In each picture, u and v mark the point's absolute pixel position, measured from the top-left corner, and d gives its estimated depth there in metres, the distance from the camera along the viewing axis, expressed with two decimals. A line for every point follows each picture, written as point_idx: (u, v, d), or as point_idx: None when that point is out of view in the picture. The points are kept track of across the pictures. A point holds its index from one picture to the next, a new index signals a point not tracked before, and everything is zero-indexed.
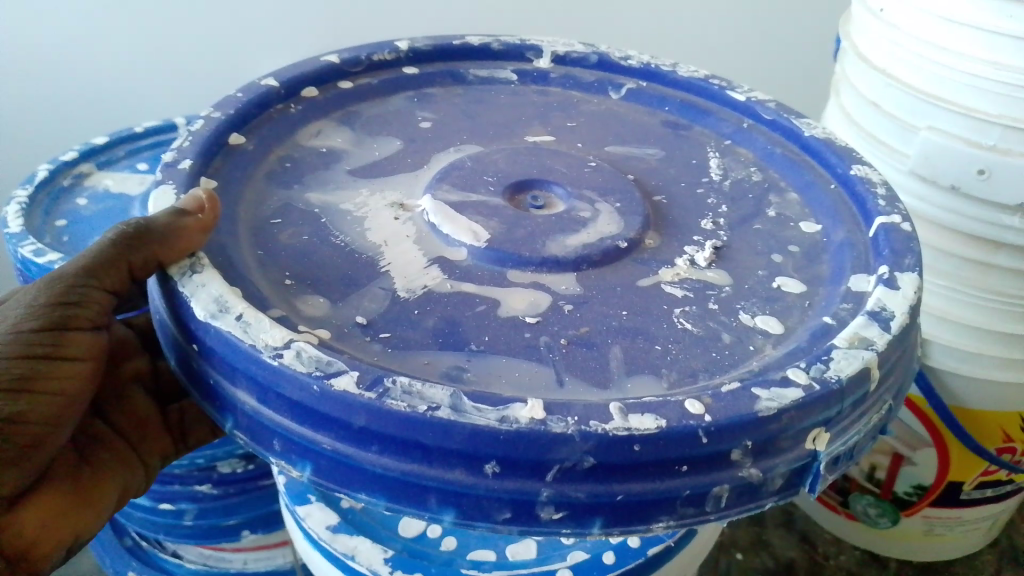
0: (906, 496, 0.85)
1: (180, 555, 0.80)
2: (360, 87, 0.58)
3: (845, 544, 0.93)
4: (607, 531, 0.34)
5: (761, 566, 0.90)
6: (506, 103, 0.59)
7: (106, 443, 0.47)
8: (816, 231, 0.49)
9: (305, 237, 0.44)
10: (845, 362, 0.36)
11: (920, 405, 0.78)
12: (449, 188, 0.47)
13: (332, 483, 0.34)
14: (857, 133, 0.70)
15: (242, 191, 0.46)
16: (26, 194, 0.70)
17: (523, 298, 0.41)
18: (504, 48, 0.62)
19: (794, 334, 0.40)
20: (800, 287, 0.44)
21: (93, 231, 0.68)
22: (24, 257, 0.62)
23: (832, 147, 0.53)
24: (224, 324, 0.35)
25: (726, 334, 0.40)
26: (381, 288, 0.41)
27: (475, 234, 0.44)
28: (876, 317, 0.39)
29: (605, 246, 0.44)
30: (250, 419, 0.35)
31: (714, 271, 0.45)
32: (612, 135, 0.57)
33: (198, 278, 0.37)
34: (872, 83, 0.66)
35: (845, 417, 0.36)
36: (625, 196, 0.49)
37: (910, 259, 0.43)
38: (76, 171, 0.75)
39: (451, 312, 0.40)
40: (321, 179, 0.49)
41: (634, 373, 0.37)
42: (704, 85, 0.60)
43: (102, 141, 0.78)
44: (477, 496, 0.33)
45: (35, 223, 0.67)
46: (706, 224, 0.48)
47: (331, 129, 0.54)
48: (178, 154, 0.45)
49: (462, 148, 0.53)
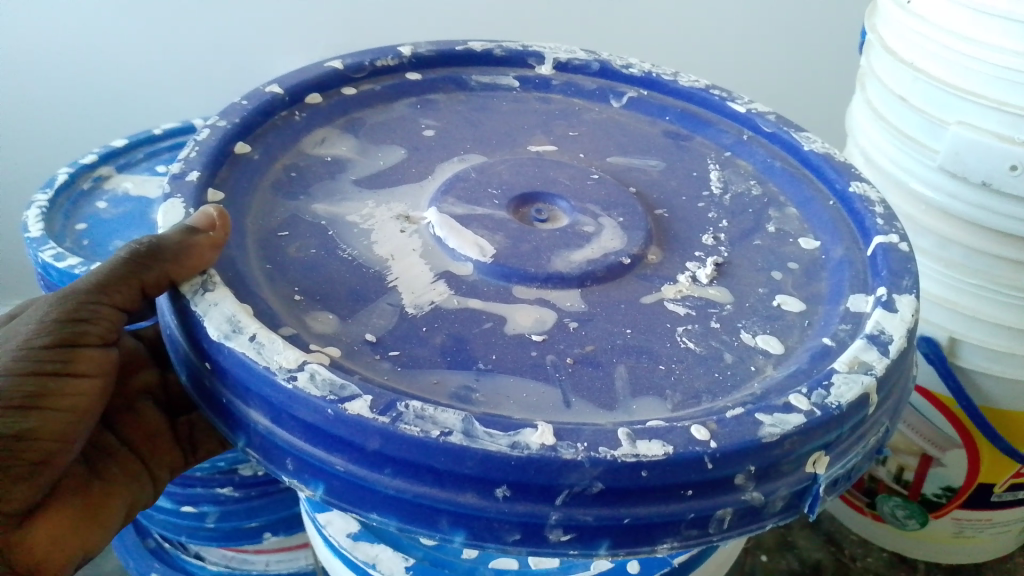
0: (935, 497, 0.83)
1: (203, 556, 0.80)
2: (364, 94, 0.57)
3: (872, 545, 0.91)
4: (613, 553, 0.33)
5: (786, 568, 0.88)
6: (508, 111, 0.58)
7: (117, 457, 0.47)
8: (815, 248, 0.47)
9: (312, 251, 0.43)
10: (845, 388, 0.35)
11: (950, 406, 0.76)
12: (454, 201, 0.47)
13: (344, 503, 0.34)
14: (883, 127, 0.68)
15: (248, 203, 0.45)
16: (46, 197, 0.70)
17: (529, 315, 0.40)
18: (507, 54, 0.61)
19: (795, 355, 0.39)
20: (800, 305, 0.43)
21: (113, 234, 0.68)
22: (45, 261, 0.62)
23: (831, 163, 0.52)
24: (237, 344, 0.34)
25: (728, 354, 0.39)
26: (388, 304, 0.40)
27: (480, 248, 0.43)
28: (874, 340, 0.37)
29: (609, 262, 0.43)
30: (263, 438, 0.35)
31: (715, 288, 0.43)
32: (615, 145, 0.56)
33: (210, 297, 0.37)
34: (900, 76, 0.64)
35: (845, 440, 0.35)
36: (627, 210, 0.48)
37: (908, 281, 0.42)
38: (96, 174, 0.75)
39: (458, 328, 0.39)
40: (326, 190, 0.48)
41: (639, 393, 0.36)
42: (705, 95, 0.59)
43: (121, 143, 0.78)
44: (487, 518, 0.32)
45: (56, 226, 0.67)
46: (707, 240, 0.47)
47: (336, 137, 0.53)
48: (185, 166, 0.44)
49: (465, 157, 0.52)
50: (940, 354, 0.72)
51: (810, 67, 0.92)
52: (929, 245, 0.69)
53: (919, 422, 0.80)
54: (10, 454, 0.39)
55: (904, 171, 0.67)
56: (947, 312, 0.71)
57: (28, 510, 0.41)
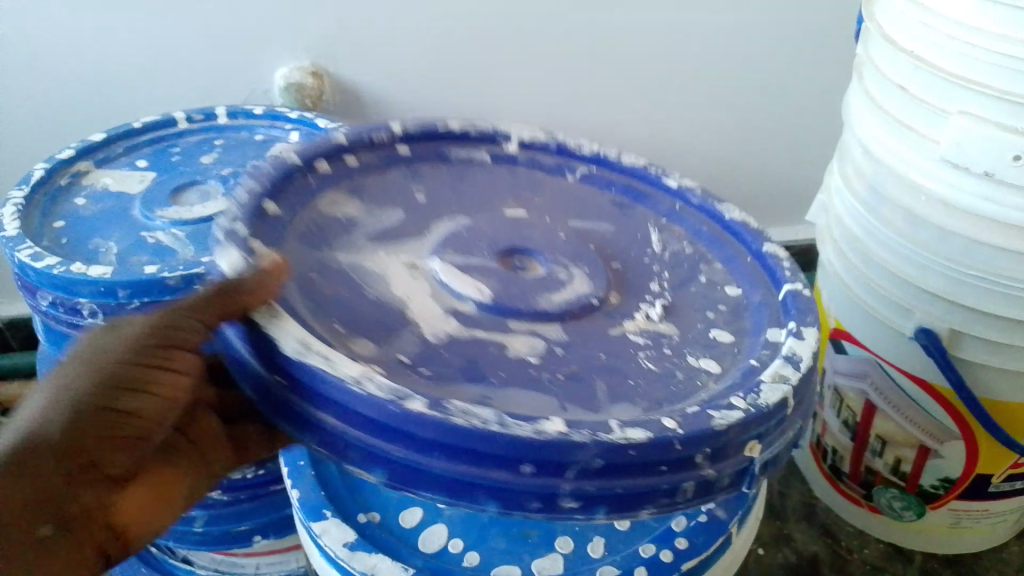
0: (932, 488, 0.84)
1: (191, 561, 0.77)
2: (364, 164, 0.57)
3: (868, 536, 0.94)
4: (608, 518, 0.37)
5: (784, 561, 0.92)
6: (484, 182, 0.59)
7: (181, 451, 0.49)
8: (739, 294, 0.54)
9: (342, 291, 0.45)
10: (771, 393, 0.40)
11: (950, 398, 0.76)
12: (452, 252, 0.50)
13: (396, 485, 0.36)
14: (884, 117, 0.68)
15: (281, 252, 0.46)
16: (22, 196, 0.76)
17: (523, 342, 0.45)
18: (481, 133, 0.62)
19: (730, 372, 0.45)
20: (731, 337, 0.49)
21: (88, 230, 0.75)
22: (22, 260, 0.69)
23: (749, 228, 0.58)
24: (309, 359, 0.36)
25: (679, 372, 0.45)
26: (411, 335, 0.43)
27: (479, 290, 0.47)
28: (789, 359, 0.43)
29: (581, 302, 0.48)
30: (326, 435, 0.37)
31: (665, 324, 0.49)
32: (573, 209, 0.59)
33: (279, 324, 0.38)
34: (901, 67, 0.64)
35: (772, 434, 0.40)
36: (590, 262, 0.52)
37: (813, 316, 0.48)
38: (73, 170, 0.82)
39: (469, 352, 0.43)
40: (346, 244, 0.49)
41: (616, 400, 0.42)
42: (643, 172, 0.63)
43: (99, 138, 0.84)
44: (511, 492, 0.35)
45: (33, 225, 0.74)
46: (654, 286, 0.53)
47: (346, 201, 0.53)
48: (230, 219, 0.45)
49: (453, 218, 0.55)
50: (939, 346, 0.71)
51: (760, 86, 1.05)
52: (929, 238, 0.68)
53: (917, 415, 0.80)
54: (116, 429, 0.42)
55: (905, 163, 0.66)
56: (948, 305, 0.70)
57: (118, 481, 0.43)
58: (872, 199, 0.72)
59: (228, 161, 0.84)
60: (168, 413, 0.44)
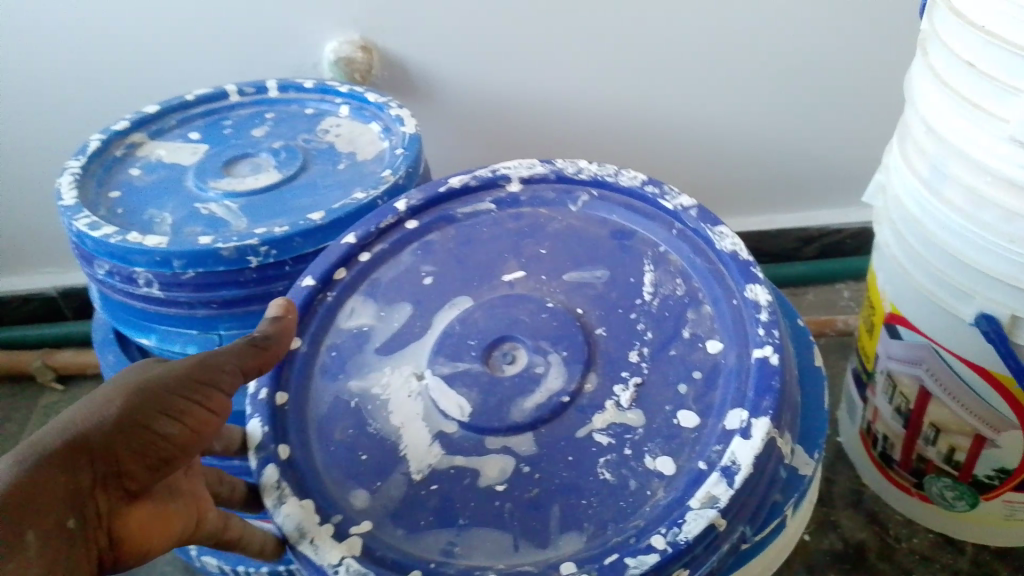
0: (987, 478, 0.81)
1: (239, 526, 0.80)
2: (374, 256, 0.71)
3: (918, 526, 0.93)
4: None
5: (828, 547, 0.93)
6: (488, 238, 0.72)
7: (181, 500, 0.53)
8: (718, 351, 0.60)
9: (350, 432, 0.61)
10: (694, 523, 0.51)
11: (1009, 387, 0.73)
12: (443, 360, 0.63)
13: None
14: (950, 93, 0.65)
15: (302, 396, 0.63)
16: (80, 164, 0.79)
17: (495, 465, 0.57)
18: (480, 182, 0.75)
19: (680, 475, 0.55)
20: (694, 419, 0.57)
21: (144, 200, 0.77)
22: (80, 230, 0.71)
23: (737, 261, 0.64)
24: (304, 548, 0.54)
25: (633, 480, 0.55)
26: (401, 473, 0.58)
27: (460, 408, 0.60)
28: (726, 471, 0.53)
29: (553, 404, 0.59)
30: None
31: (633, 411, 0.58)
32: (573, 259, 0.69)
33: (285, 508, 0.56)
34: (970, 42, 0.61)
35: (702, 555, 0.52)
36: (570, 341, 0.63)
37: (767, 400, 0.55)
38: (128, 141, 0.85)
39: (448, 489, 0.57)
40: (357, 365, 0.65)
41: (566, 528, 0.54)
42: (641, 192, 0.71)
43: (154, 111, 0.87)
44: None
45: (90, 195, 0.77)
46: (632, 357, 0.61)
47: (360, 306, 0.69)
48: (257, 385, 0.63)
49: (456, 301, 0.68)
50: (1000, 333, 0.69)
51: (805, 63, 1.03)
52: (994, 220, 0.65)
53: (974, 402, 0.77)
54: (151, 446, 0.48)
55: (972, 142, 0.63)
56: (1010, 291, 0.67)
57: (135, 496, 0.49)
58: (933, 178, 0.70)
59: (279, 134, 0.85)
60: (193, 445, 0.50)
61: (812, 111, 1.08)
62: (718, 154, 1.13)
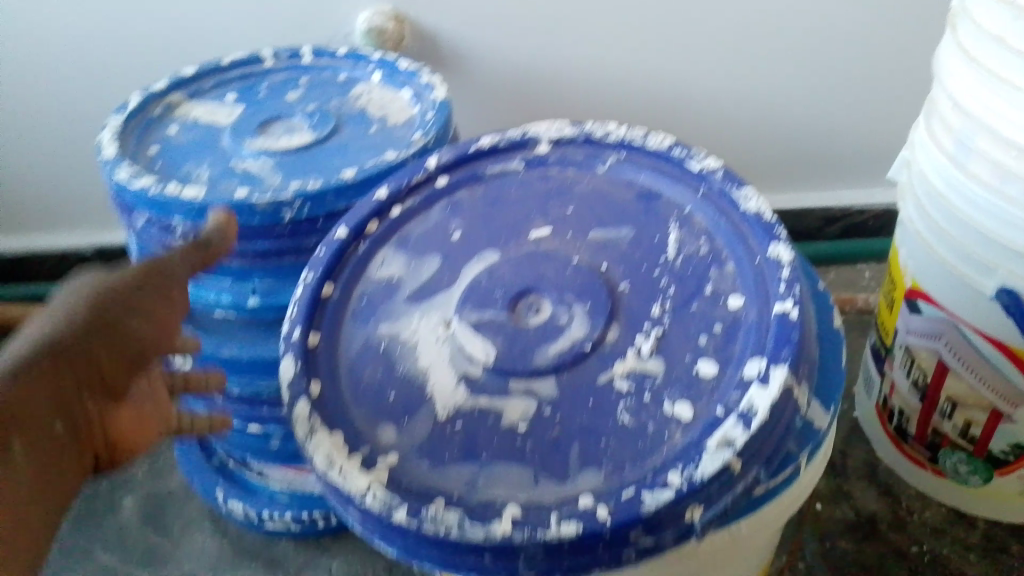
0: (1003, 454, 0.82)
1: None
2: (406, 210, 0.73)
3: (930, 499, 0.95)
4: None
5: (841, 517, 0.94)
6: (515, 199, 0.73)
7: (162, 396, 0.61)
8: (739, 306, 0.62)
9: (379, 373, 0.63)
10: (710, 463, 0.53)
11: None
12: (470, 308, 0.65)
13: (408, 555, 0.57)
14: (978, 69, 0.66)
15: (335, 339, 0.66)
16: (121, 120, 0.82)
17: (517, 408, 0.59)
18: (510, 144, 0.76)
19: (697, 421, 0.57)
20: (713, 369, 0.59)
21: (182, 155, 0.80)
22: (121, 180, 0.74)
23: (760, 222, 0.65)
24: (332, 475, 0.57)
25: (652, 425, 0.57)
26: (427, 414, 0.60)
27: (485, 352, 0.62)
28: (743, 416, 0.55)
29: (575, 351, 0.61)
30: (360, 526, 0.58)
31: (653, 360, 0.60)
32: (597, 220, 0.70)
33: (315, 440, 0.59)
34: (1000, 17, 0.62)
35: (716, 496, 0.54)
36: (595, 296, 0.64)
37: (785, 352, 0.57)
38: (166, 101, 0.87)
39: (472, 428, 0.59)
40: (387, 311, 0.67)
41: (585, 466, 0.56)
42: (668, 155, 0.71)
43: (191, 72, 0.90)
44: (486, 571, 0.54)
45: (130, 149, 0.79)
46: (655, 310, 0.63)
47: (391, 256, 0.71)
48: (292, 325, 0.66)
49: (483, 255, 0.69)
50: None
51: (831, 40, 1.03)
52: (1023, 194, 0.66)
53: (990, 373, 0.78)
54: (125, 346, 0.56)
55: (1003, 115, 0.64)
56: None
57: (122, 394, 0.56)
58: (959, 154, 0.71)
59: (313, 97, 0.88)
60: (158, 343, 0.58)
61: (836, 90, 1.09)
62: (741, 132, 1.14)
